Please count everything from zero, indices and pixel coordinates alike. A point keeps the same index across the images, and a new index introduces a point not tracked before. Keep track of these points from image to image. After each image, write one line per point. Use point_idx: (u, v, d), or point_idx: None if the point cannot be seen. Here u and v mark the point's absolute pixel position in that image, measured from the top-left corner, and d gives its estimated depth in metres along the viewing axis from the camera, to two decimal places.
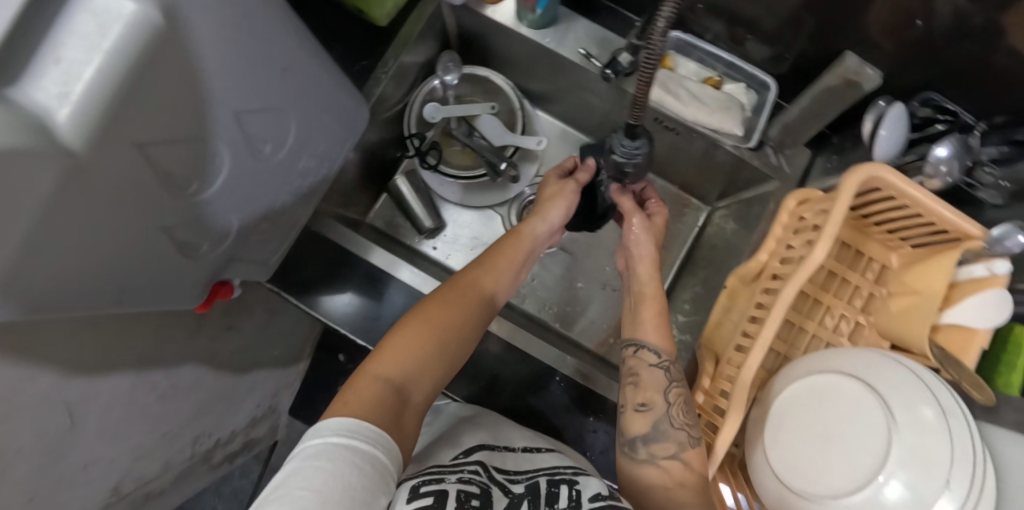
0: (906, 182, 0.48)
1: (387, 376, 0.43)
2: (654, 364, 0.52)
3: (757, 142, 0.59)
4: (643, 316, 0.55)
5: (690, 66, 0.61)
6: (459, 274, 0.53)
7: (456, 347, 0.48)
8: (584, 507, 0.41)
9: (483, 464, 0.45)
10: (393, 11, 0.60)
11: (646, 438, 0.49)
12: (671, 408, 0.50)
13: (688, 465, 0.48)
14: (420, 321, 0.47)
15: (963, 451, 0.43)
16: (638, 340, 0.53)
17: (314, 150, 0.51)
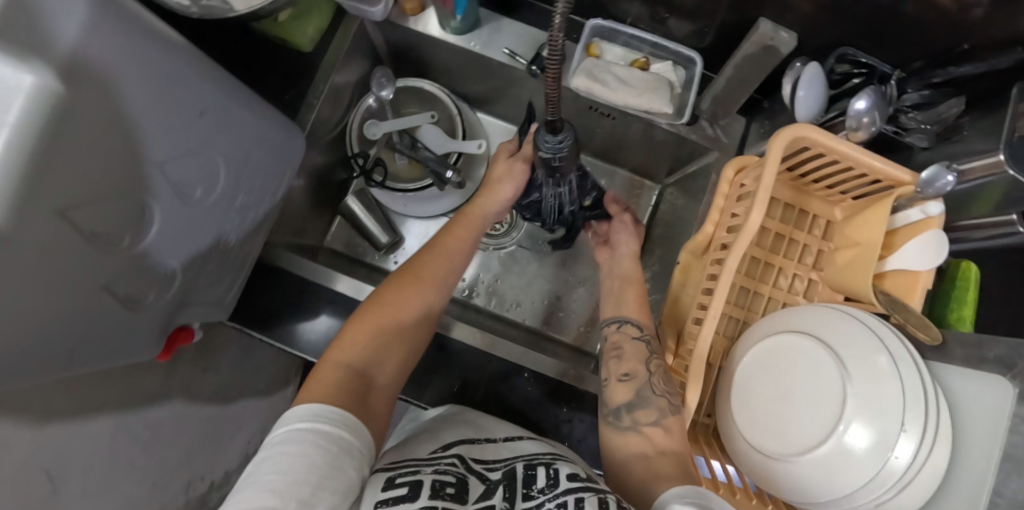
0: (832, 137, 0.49)
1: (349, 362, 0.46)
2: (637, 337, 0.56)
3: (688, 118, 0.60)
4: (626, 298, 0.61)
5: (616, 50, 0.62)
6: (408, 266, 0.57)
7: (414, 330, 0.52)
8: (562, 485, 0.39)
9: (461, 456, 0.44)
10: (315, 36, 0.61)
11: (630, 406, 0.49)
12: (652, 377, 0.51)
13: (669, 431, 0.47)
14: (373, 311, 0.51)
15: (916, 391, 0.44)
16: (620, 316, 0.58)
17: (252, 185, 0.52)
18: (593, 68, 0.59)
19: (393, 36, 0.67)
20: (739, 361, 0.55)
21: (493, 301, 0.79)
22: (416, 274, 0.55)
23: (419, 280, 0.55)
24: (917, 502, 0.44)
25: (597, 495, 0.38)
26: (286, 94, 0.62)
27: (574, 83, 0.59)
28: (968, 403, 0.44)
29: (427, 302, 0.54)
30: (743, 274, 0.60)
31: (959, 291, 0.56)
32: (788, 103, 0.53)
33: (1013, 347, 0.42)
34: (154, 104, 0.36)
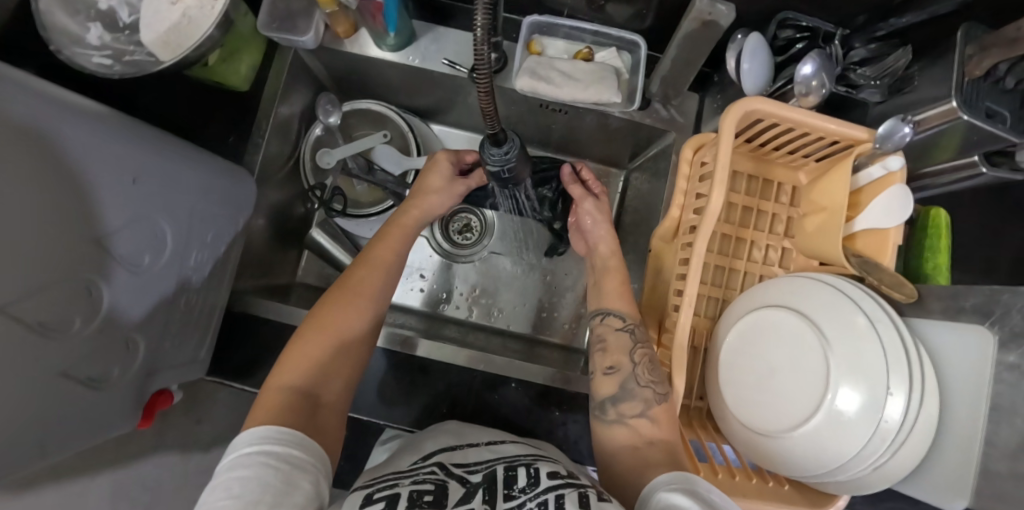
0: (783, 107, 0.48)
1: (292, 385, 0.44)
2: (620, 327, 0.55)
3: (640, 104, 0.59)
4: (607, 286, 0.59)
5: (559, 44, 0.60)
6: (341, 278, 0.54)
7: (358, 342, 0.51)
8: (542, 484, 0.39)
9: (441, 464, 0.44)
10: (250, 74, 0.60)
11: (615, 399, 0.49)
12: (636, 367, 0.51)
13: (656, 422, 0.47)
14: (314, 329, 0.49)
15: (896, 350, 0.44)
16: (604, 308, 0.57)
17: (203, 239, 0.50)
18: (535, 67, 0.57)
19: (333, 61, 0.66)
20: (722, 341, 0.55)
21: (477, 311, 0.78)
22: (350, 285, 0.53)
23: (356, 292, 0.53)
24: (914, 459, 0.44)
25: (577, 491, 0.38)
26: (229, 137, 0.60)
27: (518, 84, 0.58)
28: (949, 355, 0.44)
29: (367, 314, 0.52)
30: (716, 253, 0.59)
31: (932, 239, 0.56)
32: (735, 77, 0.52)
33: (987, 295, 0.42)
34: (80, 182, 0.35)
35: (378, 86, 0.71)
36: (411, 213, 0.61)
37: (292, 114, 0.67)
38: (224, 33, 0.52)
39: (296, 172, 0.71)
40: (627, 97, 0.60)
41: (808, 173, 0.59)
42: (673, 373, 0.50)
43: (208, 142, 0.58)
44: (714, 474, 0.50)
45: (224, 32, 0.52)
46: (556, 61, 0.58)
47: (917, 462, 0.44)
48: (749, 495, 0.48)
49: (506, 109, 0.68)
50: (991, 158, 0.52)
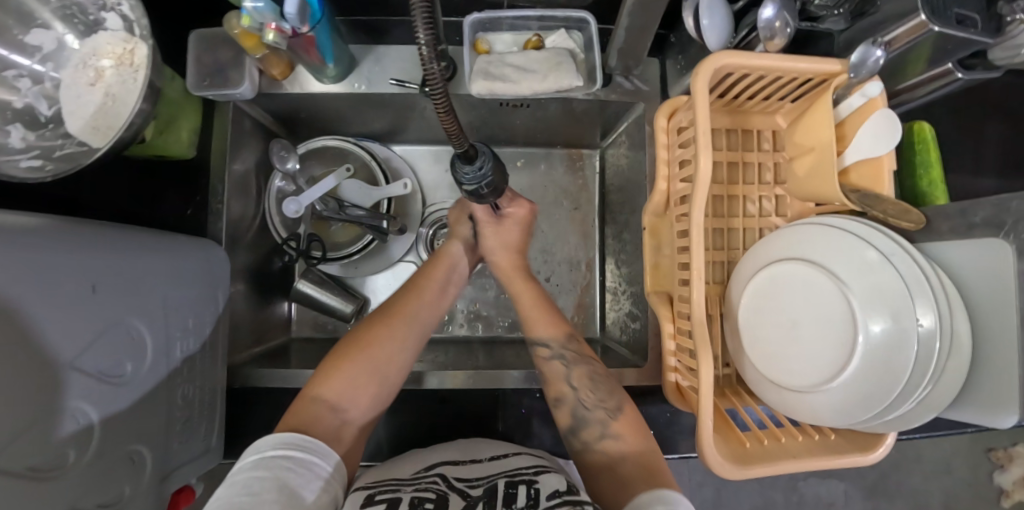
0: (751, 56, 0.46)
1: (327, 396, 0.45)
2: (549, 355, 0.57)
3: (603, 82, 0.56)
4: (527, 311, 0.61)
5: (505, 38, 0.58)
6: (387, 304, 0.56)
7: (397, 362, 0.51)
8: (540, 504, 0.40)
9: (443, 475, 0.47)
10: (192, 138, 0.56)
11: (574, 429, 0.51)
12: (578, 394, 0.53)
13: (620, 437, 0.49)
14: (353, 346, 0.50)
15: (915, 279, 0.43)
16: (534, 340, 0.58)
17: (184, 326, 0.47)
18: (487, 68, 0.55)
19: (277, 105, 0.62)
20: (738, 304, 0.53)
21: (483, 325, 0.76)
22: (399, 311, 0.54)
23: (400, 316, 0.54)
24: (954, 384, 0.44)
25: (573, 506, 0.38)
26: (187, 209, 0.57)
27: (475, 90, 0.55)
28: (968, 273, 0.44)
29: (411, 339, 0.53)
30: (711, 216, 0.57)
31: (922, 155, 0.55)
32: (695, 35, 0.49)
33: (995, 206, 0.42)
34: (38, 306, 0.32)
35: (329, 120, 0.68)
36: (454, 247, 0.64)
37: (248, 171, 0.63)
38: (155, 103, 0.47)
39: (265, 228, 0.67)
40: (587, 78, 0.57)
41: (785, 115, 0.57)
42: (697, 350, 0.48)
43: (165, 220, 0.55)
44: (760, 442, 0.50)
45: (156, 102, 0.47)
46: (507, 58, 0.55)
47: (957, 387, 0.44)
48: (800, 455, 0.47)
49: (466, 116, 0.65)
50: (966, 61, 0.51)
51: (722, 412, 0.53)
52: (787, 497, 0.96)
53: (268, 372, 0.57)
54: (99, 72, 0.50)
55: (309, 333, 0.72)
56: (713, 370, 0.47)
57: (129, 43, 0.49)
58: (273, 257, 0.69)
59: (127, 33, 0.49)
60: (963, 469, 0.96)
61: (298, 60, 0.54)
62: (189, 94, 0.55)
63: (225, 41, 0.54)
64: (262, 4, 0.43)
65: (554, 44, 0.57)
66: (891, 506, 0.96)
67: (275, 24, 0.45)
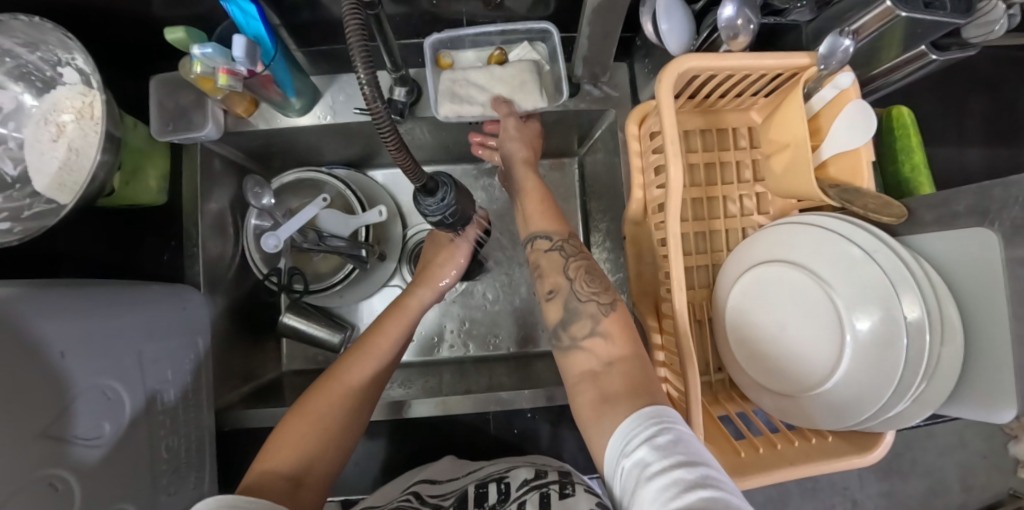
0: (716, 57, 0.45)
1: (281, 462, 0.43)
2: (551, 248, 0.51)
3: (568, 95, 0.56)
4: (530, 212, 0.54)
5: (468, 55, 0.57)
6: (339, 363, 0.52)
7: (353, 423, 0.48)
8: (510, 497, 0.42)
9: (417, 493, 0.48)
10: (162, 184, 0.56)
11: (563, 323, 0.47)
12: (573, 284, 0.48)
13: (609, 337, 0.44)
14: (307, 407, 0.47)
15: (901, 276, 0.42)
16: (534, 234, 0.52)
17: (162, 377, 0.47)
18: (451, 88, 0.54)
19: (245, 142, 0.62)
20: (726, 307, 0.51)
21: (474, 343, 0.76)
22: (355, 371, 0.51)
23: (354, 376, 0.50)
24: (950, 382, 0.42)
25: (539, 491, 0.41)
26: (164, 254, 0.57)
27: (441, 112, 0.54)
28: (956, 265, 0.42)
29: (366, 399, 0.50)
30: (692, 220, 0.56)
31: (902, 140, 0.54)
32: (656, 40, 0.48)
33: (978, 194, 0.40)
34: (7, 380, 0.31)
35: (301, 151, 0.67)
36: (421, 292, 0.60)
37: (223, 210, 0.63)
38: (117, 154, 0.47)
39: (246, 265, 0.67)
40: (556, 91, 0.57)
41: (760, 110, 0.56)
42: (683, 362, 0.47)
43: (137, 268, 0.55)
44: (755, 450, 0.49)
45: (117, 151, 0.47)
46: (469, 76, 0.54)
47: (952, 385, 0.43)
48: (797, 461, 0.46)
49: (438, 135, 0.65)
50: (941, 42, 0.50)
51: (715, 420, 0.52)
52: (801, 485, 0.95)
53: (258, 411, 0.56)
54: (60, 127, 0.49)
55: (300, 365, 0.72)
56: (701, 383, 0.46)
57: (86, 96, 0.48)
58: (256, 294, 0.68)
59: (84, 86, 0.48)
60: (978, 442, 0.94)
61: (261, 98, 0.54)
62: (153, 140, 0.55)
63: (185, 84, 0.54)
64: (212, 50, 0.43)
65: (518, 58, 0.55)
66: (906, 486, 0.95)
67: (227, 68, 0.45)
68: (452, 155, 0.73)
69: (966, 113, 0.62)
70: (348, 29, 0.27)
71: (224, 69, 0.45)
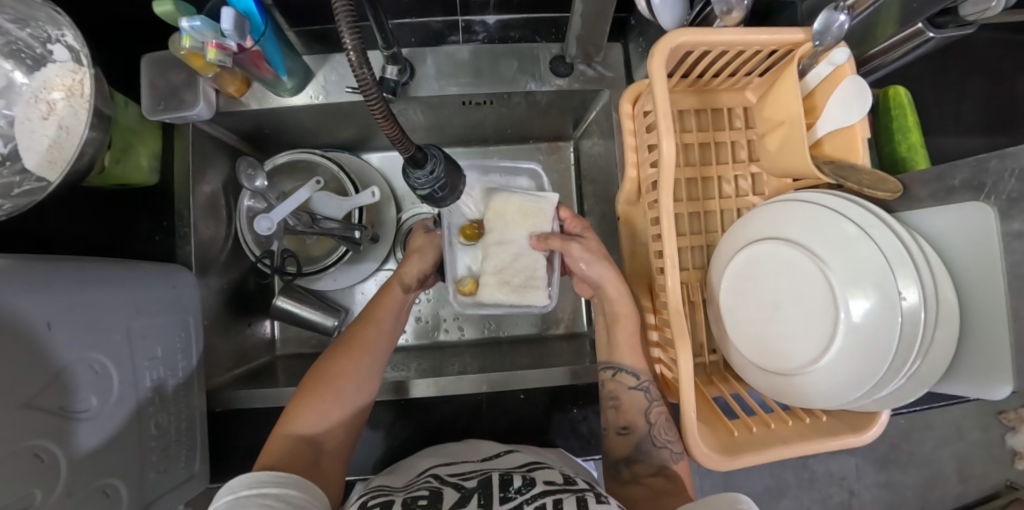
0: (708, 33, 0.44)
1: (297, 431, 0.46)
2: (634, 385, 0.53)
3: (528, 165, 0.68)
4: (619, 338, 0.54)
5: (471, 261, 0.64)
6: (346, 333, 0.55)
7: (362, 387, 0.51)
8: (538, 486, 0.43)
9: (436, 474, 0.47)
10: (153, 163, 0.56)
11: (630, 459, 0.52)
12: (653, 430, 0.51)
13: (673, 478, 0.50)
14: (313, 380, 0.50)
15: (897, 253, 0.41)
16: (614, 364, 0.54)
17: (151, 355, 0.47)
18: (512, 285, 0.60)
19: (239, 123, 0.62)
20: (719, 291, 0.51)
21: (469, 327, 0.76)
22: (360, 340, 0.53)
23: (361, 344, 0.53)
24: (945, 357, 0.42)
25: (577, 495, 0.42)
26: (156, 235, 0.56)
27: (541, 299, 0.60)
28: (951, 239, 0.42)
29: (373, 367, 0.53)
30: (686, 201, 0.55)
31: (899, 120, 0.53)
32: (647, 14, 0.47)
33: (973, 167, 0.40)
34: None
35: (294, 133, 0.67)
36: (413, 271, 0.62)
37: (215, 192, 0.63)
38: (107, 131, 0.47)
39: (240, 248, 0.67)
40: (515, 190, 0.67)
41: (754, 90, 0.56)
42: (675, 341, 0.46)
43: (134, 248, 0.54)
44: (748, 429, 0.48)
45: (107, 130, 0.47)
46: (491, 256, 0.61)
47: (949, 358, 0.42)
48: (791, 440, 0.46)
49: (429, 117, 0.65)
50: (935, 20, 0.47)
51: (708, 401, 0.52)
52: (798, 476, 0.94)
53: (251, 392, 0.56)
54: (50, 105, 0.48)
55: (294, 349, 0.72)
56: (693, 362, 0.46)
57: (76, 73, 0.47)
58: (249, 277, 0.69)
59: (75, 63, 0.48)
60: (977, 433, 0.93)
61: (253, 77, 0.54)
62: (144, 120, 0.54)
63: (175, 63, 0.54)
64: (200, 24, 0.42)
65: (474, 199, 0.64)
66: (904, 477, 0.94)
67: (217, 43, 0.44)
68: (446, 139, 0.73)
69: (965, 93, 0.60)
70: (336, 1, 0.27)
71: (213, 44, 0.44)
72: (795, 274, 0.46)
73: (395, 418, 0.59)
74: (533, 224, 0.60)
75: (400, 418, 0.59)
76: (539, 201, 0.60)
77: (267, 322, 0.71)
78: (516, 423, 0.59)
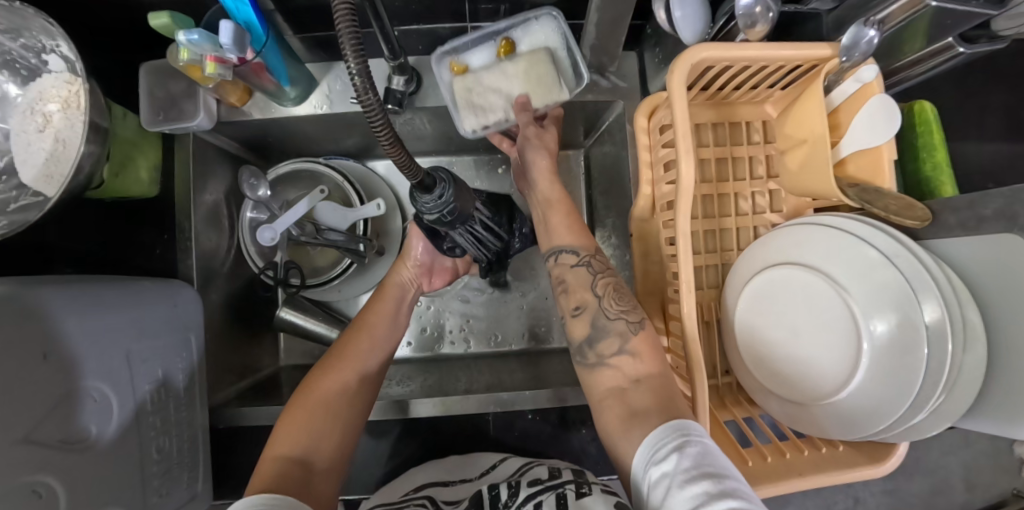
0: (731, 48, 0.42)
1: (287, 451, 0.43)
2: (577, 264, 0.50)
3: (588, 74, 0.53)
4: (554, 223, 0.53)
5: (480, 57, 0.54)
6: (336, 345, 0.54)
7: (357, 402, 0.49)
8: (522, 491, 0.41)
9: (431, 498, 0.46)
10: (153, 175, 0.54)
11: (590, 340, 0.46)
12: (602, 301, 0.47)
13: (637, 356, 0.44)
14: (303, 396, 0.48)
15: (923, 281, 0.39)
16: (556, 247, 0.51)
17: (151, 377, 0.46)
18: (471, 95, 0.53)
19: (241, 132, 0.60)
20: (733, 312, 0.50)
21: (475, 339, 0.75)
22: (351, 350, 0.53)
23: (353, 355, 0.52)
24: (971, 392, 0.40)
25: (556, 491, 0.40)
26: (156, 247, 0.55)
27: (465, 126, 0.54)
28: (983, 271, 0.40)
29: (366, 378, 0.52)
30: (701, 218, 0.53)
31: (924, 138, 0.51)
32: (667, 26, 0.45)
33: (1006, 199, 0.37)
34: None
35: (298, 142, 0.66)
36: (401, 274, 0.63)
37: (217, 202, 0.61)
38: (104, 144, 0.45)
39: (243, 258, 0.66)
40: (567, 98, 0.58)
41: (775, 103, 0.54)
42: (690, 366, 0.45)
43: (133, 262, 0.53)
44: (762, 459, 0.47)
45: (104, 142, 0.45)
46: (493, 82, 0.53)
47: (974, 394, 0.41)
48: (807, 471, 0.45)
49: (436, 125, 0.63)
50: (966, 34, 0.45)
51: (721, 426, 0.51)
52: None
53: (254, 409, 0.56)
54: (47, 117, 0.47)
55: (299, 359, 0.71)
56: (709, 388, 0.44)
57: (73, 84, 0.46)
58: (252, 287, 0.67)
59: (71, 73, 0.46)
60: None
61: (255, 87, 0.52)
62: (144, 131, 0.53)
63: (176, 71, 0.52)
64: (197, 37, 0.40)
65: (536, 39, 0.53)
66: None
67: (215, 56, 0.43)
68: (454, 146, 0.71)
69: (988, 108, 0.59)
70: (336, 6, 0.24)
71: (212, 58, 0.43)
72: (814, 298, 0.44)
73: (400, 436, 0.58)
74: (533, 94, 0.52)
75: (405, 436, 0.58)
76: (557, 83, 0.52)
77: (270, 332, 0.70)
78: (522, 442, 0.58)
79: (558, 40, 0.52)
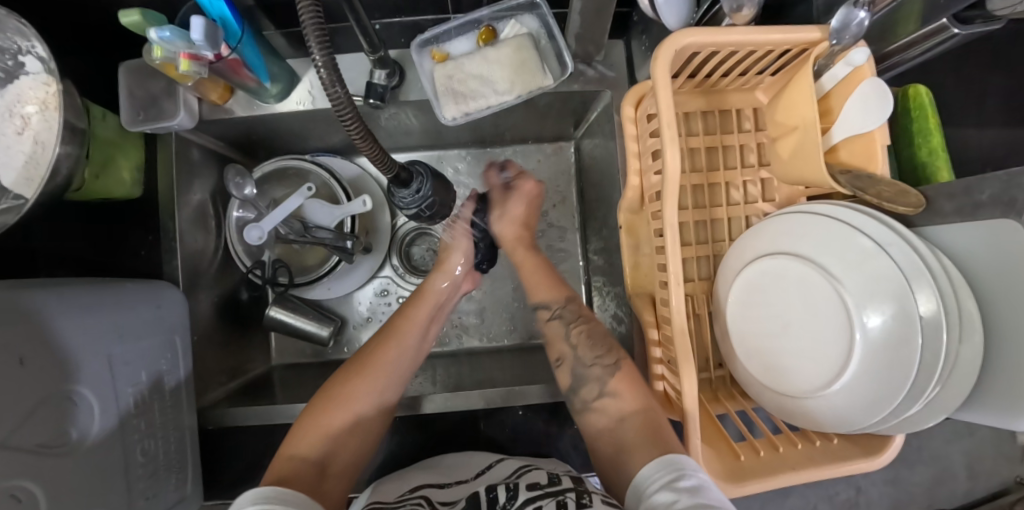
0: (717, 33, 0.41)
1: (305, 451, 0.45)
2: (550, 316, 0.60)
3: (572, 63, 0.53)
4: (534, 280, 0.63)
5: (461, 45, 0.53)
6: (365, 346, 0.56)
7: (377, 406, 0.51)
8: (522, 495, 0.41)
9: (427, 497, 0.46)
10: (136, 176, 0.54)
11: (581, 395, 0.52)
12: (577, 352, 0.55)
13: (619, 397, 0.50)
14: (329, 396, 0.49)
15: (916, 269, 0.38)
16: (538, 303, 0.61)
17: (135, 379, 0.45)
18: (453, 82, 0.52)
19: (226, 131, 0.60)
20: (726, 305, 0.49)
21: (468, 335, 0.74)
22: (379, 356, 0.54)
23: (380, 361, 0.53)
24: (966, 385, 0.39)
25: (556, 499, 0.39)
26: (141, 249, 0.55)
27: (446, 112, 0.53)
28: (981, 260, 0.39)
29: (389, 386, 0.52)
30: (691, 208, 0.53)
31: (919, 122, 0.49)
32: (651, 12, 0.43)
33: (1003, 183, 0.36)
34: None
35: (284, 139, 0.65)
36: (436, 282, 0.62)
37: (204, 201, 0.61)
38: (82, 145, 0.45)
39: (231, 257, 0.65)
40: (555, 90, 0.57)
41: (766, 90, 0.52)
42: (678, 360, 0.44)
43: (116, 265, 0.53)
44: (755, 454, 0.47)
45: (81, 143, 0.45)
46: (474, 67, 0.52)
47: (970, 386, 0.40)
48: (799, 467, 0.44)
49: (422, 119, 0.62)
50: (960, 14, 0.43)
51: (713, 421, 0.50)
52: None
53: (243, 409, 0.55)
54: (25, 119, 0.46)
55: (291, 358, 0.71)
56: (698, 382, 0.43)
57: (50, 86, 0.45)
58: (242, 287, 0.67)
59: (47, 75, 0.45)
60: None
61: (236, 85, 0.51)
62: (125, 131, 0.52)
63: (155, 70, 0.51)
64: (169, 34, 0.40)
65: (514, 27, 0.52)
66: None
67: (189, 53, 0.42)
68: (443, 140, 0.70)
69: (988, 91, 0.57)
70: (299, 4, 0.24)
71: (186, 54, 0.42)
72: (806, 289, 0.43)
73: (391, 435, 0.58)
74: (516, 78, 0.52)
75: (395, 435, 0.58)
76: (540, 70, 0.52)
77: (262, 332, 0.70)
78: (513, 438, 0.58)
79: (537, 25, 0.52)
